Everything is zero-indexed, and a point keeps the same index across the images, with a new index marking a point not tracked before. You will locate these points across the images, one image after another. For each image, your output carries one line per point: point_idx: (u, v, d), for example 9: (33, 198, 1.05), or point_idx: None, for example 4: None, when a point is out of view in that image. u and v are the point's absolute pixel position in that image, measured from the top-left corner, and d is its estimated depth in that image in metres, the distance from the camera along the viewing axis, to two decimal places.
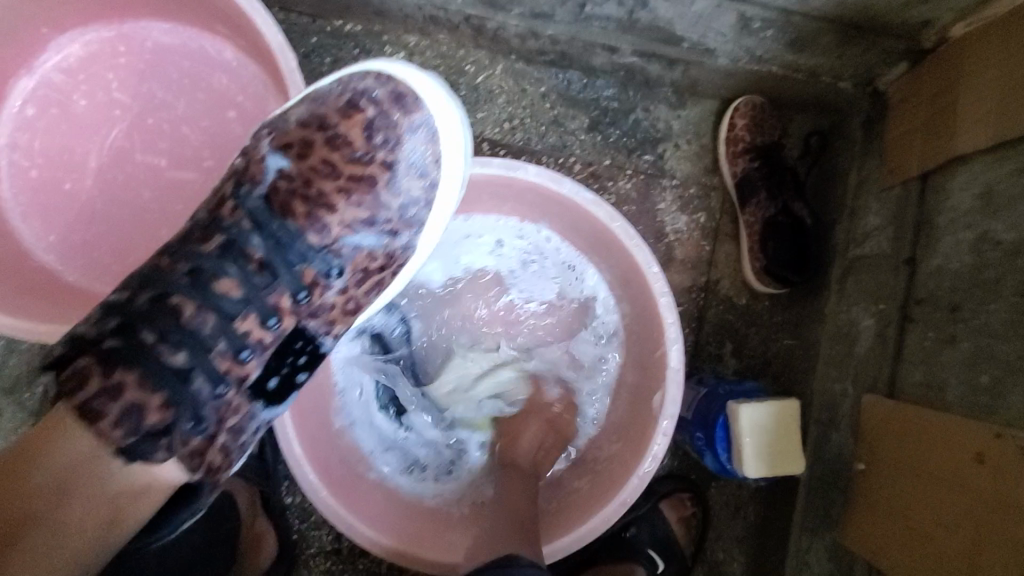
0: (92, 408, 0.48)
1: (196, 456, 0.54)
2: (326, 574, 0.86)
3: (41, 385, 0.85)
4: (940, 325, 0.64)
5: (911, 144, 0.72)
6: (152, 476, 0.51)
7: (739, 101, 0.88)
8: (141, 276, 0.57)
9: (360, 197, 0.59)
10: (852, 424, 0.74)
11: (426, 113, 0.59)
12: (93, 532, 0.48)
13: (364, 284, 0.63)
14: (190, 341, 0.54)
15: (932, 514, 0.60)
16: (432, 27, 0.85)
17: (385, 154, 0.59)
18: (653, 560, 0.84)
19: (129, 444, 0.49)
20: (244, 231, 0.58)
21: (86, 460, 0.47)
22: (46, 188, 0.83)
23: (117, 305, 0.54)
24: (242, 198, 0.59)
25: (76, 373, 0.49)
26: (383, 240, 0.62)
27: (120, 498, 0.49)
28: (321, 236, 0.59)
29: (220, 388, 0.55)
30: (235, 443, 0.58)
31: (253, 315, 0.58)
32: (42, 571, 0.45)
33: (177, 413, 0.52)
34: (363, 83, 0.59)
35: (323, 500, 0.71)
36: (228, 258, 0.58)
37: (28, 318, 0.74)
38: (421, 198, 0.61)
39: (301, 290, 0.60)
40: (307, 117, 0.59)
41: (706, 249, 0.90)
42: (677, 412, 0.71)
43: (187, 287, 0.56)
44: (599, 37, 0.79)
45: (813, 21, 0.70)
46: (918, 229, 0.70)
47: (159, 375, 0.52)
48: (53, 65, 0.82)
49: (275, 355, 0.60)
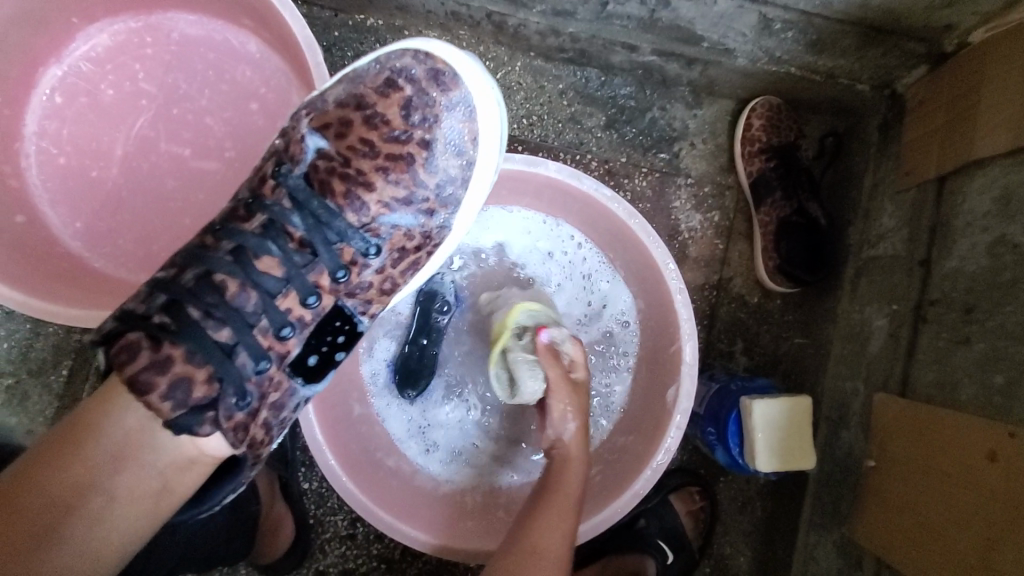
0: (141, 381, 0.51)
1: (240, 431, 0.56)
2: (341, 558, 0.88)
3: (66, 369, 0.87)
4: (953, 326, 0.65)
5: (929, 147, 0.73)
6: (199, 448, 0.54)
7: (756, 102, 0.88)
8: (186, 253, 0.59)
9: (398, 176, 0.61)
10: (863, 424, 0.75)
11: (464, 91, 0.60)
12: (144, 500, 0.51)
13: (400, 264, 0.65)
14: (233, 318, 0.57)
15: (947, 514, 0.61)
16: (454, 23, 0.85)
17: (422, 132, 0.60)
18: (662, 550, 0.85)
19: (177, 417, 0.52)
20: (285, 210, 0.60)
21: (138, 430, 0.51)
22: (74, 175, 0.84)
23: (165, 282, 0.57)
24: (283, 176, 0.60)
25: (130, 347, 0.52)
26: (420, 219, 0.64)
27: (168, 468, 0.52)
28: (360, 215, 0.61)
29: (261, 364, 0.58)
30: (276, 419, 0.61)
31: (293, 293, 0.60)
32: (99, 535, 0.48)
33: (221, 387, 0.55)
34: (400, 62, 0.61)
35: (342, 484, 0.73)
36: (270, 238, 0.60)
37: (59, 303, 0.76)
38: (457, 176, 0.63)
39: (340, 269, 0.61)
40: (345, 98, 0.61)
41: (719, 248, 0.91)
42: (689, 407, 0.73)
43: (230, 265, 0.58)
44: (619, 36, 0.80)
45: (836, 23, 0.71)
46: (933, 231, 0.71)
47: (204, 350, 0.54)
48: (81, 55, 0.83)
49: (315, 333, 0.62)
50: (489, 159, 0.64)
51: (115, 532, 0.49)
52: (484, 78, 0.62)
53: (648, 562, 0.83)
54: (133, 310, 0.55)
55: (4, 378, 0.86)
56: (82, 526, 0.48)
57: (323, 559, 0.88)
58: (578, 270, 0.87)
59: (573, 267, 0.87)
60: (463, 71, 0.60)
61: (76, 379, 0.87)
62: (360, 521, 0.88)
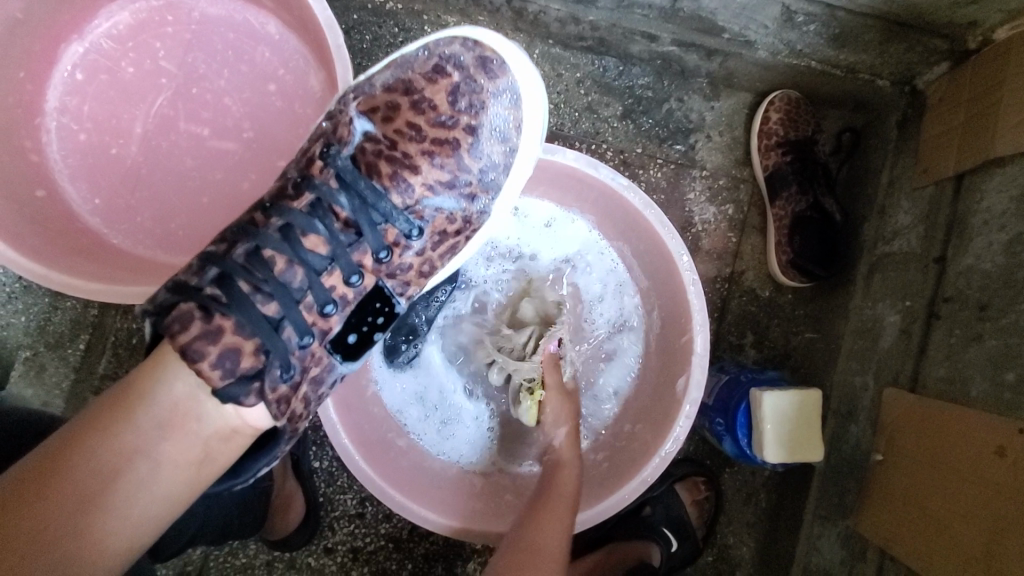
0: (194, 350, 0.52)
1: (282, 403, 0.57)
2: (350, 536, 0.90)
3: (84, 343, 0.88)
4: (966, 323, 0.66)
5: (948, 145, 0.73)
6: (242, 418, 0.55)
7: (775, 95, 0.88)
8: (237, 227, 0.60)
9: (443, 160, 0.62)
10: (871, 417, 0.76)
11: (511, 79, 0.62)
12: (186, 469, 0.52)
13: (440, 247, 0.66)
14: (281, 293, 0.57)
15: (951, 505, 0.62)
16: (473, 9, 0.85)
17: (469, 118, 0.62)
18: (668, 539, 0.85)
19: (225, 386, 0.53)
20: (332, 189, 0.61)
21: (187, 399, 0.52)
22: (95, 152, 0.85)
23: (216, 256, 0.58)
24: (332, 156, 0.61)
25: (183, 317, 0.53)
26: (462, 204, 0.65)
27: (211, 438, 0.53)
28: (404, 197, 0.62)
29: (306, 339, 0.58)
30: (315, 393, 0.62)
31: (338, 272, 0.60)
32: (145, 498, 0.50)
33: (267, 359, 0.56)
34: (449, 49, 0.62)
35: (356, 464, 0.75)
36: (316, 216, 0.60)
37: (83, 276, 0.77)
38: (500, 162, 0.65)
39: (383, 249, 0.62)
40: (393, 83, 0.62)
41: (732, 241, 0.91)
42: (699, 397, 0.74)
43: (279, 241, 0.59)
44: (640, 25, 0.80)
45: (858, 17, 0.72)
46: (950, 229, 0.71)
47: (253, 322, 0.55)
48: (103, 32, 0.84)
49: (356, 312, 0.63)
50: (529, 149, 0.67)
51: (158, 495, 0.50)
52: (526, 64, 0.64)
53: (653, 550, 0.84)
54: (185, 282, 0.56)
55: (22, 351, 0.87)
56: (126, 490, 0.49)
57: (332, 537, 0.90)
58: (593, 271, 0.87)
59: (588, 267, 0.88)
60: (510, 60, 0.62)
61: (92, 353, 0.89)
62: (369, 500, 0.90)
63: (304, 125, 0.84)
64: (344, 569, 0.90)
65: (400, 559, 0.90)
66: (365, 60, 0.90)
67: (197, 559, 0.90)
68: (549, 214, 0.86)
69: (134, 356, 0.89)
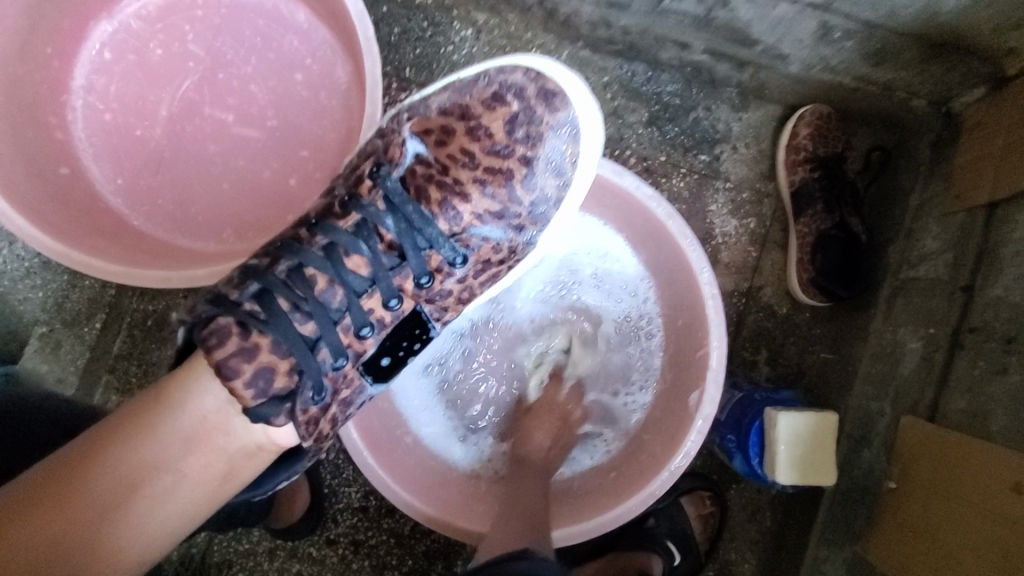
0: (229, 367, 0.51)
1: (311, 424, 0.57)
2: (352, 529, 0.90)
3: (100, 321, 0.89)
4: (991, 355, 0.64)
5: (982, 171, 0.72)
6: (268, 437, 0.55)
7: (805, 109, 0.86)
8: (280, 243, 0.60)
9: (495, 190, 0.61)
10: (886, 444, 0.75)
11: (571, 113, 0.61)
12: (209, 482, 0.52)
13: (481, 275, 0.66)
14: (320, 313, 0.57)
15: (960, 537, 0.62)
16: (504, 6, 0.84)
17: (524, 149, 0.61)
18: (670, 551, 0.85)
19: (257, 405, 0.53)
20: (380, 211, 0.60)
21: (215, 414, 0.52)
22: (119, 132, 0.85)
23: (257, 270, 0.58)
24: (382, 177, 0.60)
25: (220, 332, 0.53)
26: (509, 234, 0.64)
27: (236, 454, 0.53)
28: (451, 224, 0.62)
29: (340, 360, 0.58)
30: (343, 414, 0.62)
31: (377, 295, 0.60)
32: (168, 507, 0.50)
33: (300, 380, 0.55)
34: (510, 77, 0.61)
35: (363, 457, 0.75)
36: (361, 237, 0.60)
37: (104, 260, 0.76)
38: (551, 196, 0.64)
39: (425, 275, 0.62)
40: (449, 106, 0.62)
41: (752, 255, 0.90)
42: (712, 413, 0.74)
43: (321, 261, 0.59)
44: (673, 31, 0.79)
45: (899, 36, 0.69)
46: (979, 258, 0.69)
47: (290, 341, 0.55)
48: (133, 12, 0.84)
49: (391, 335, 0.63)
50: (582, 184, 0.66)
51: (181, 507, 0.51)
52: (591, 99, 0.63)
53: (655, 560, 0.83)
54: (226, 295, 0.56)
55: (39, 326, 0.89)
56: (149, 501, 0.49)
57: (335, 530, 0.90)
58: (622, 289, 0.86)
59: (617, 284, 0.86)
60: (573, 93, 0.61)
61: (107, 332, 0.89)
62: (374, 494, 0.90)
63: (329, 118, 0.85)
64: (345, 561, 0.90)
65: (401, 555, 0.90)
66: (392, 54, 0.89)
67: (200, 543, 0.90)
68: (598, 234, 0.85)
69: (147, 338, 0.90)
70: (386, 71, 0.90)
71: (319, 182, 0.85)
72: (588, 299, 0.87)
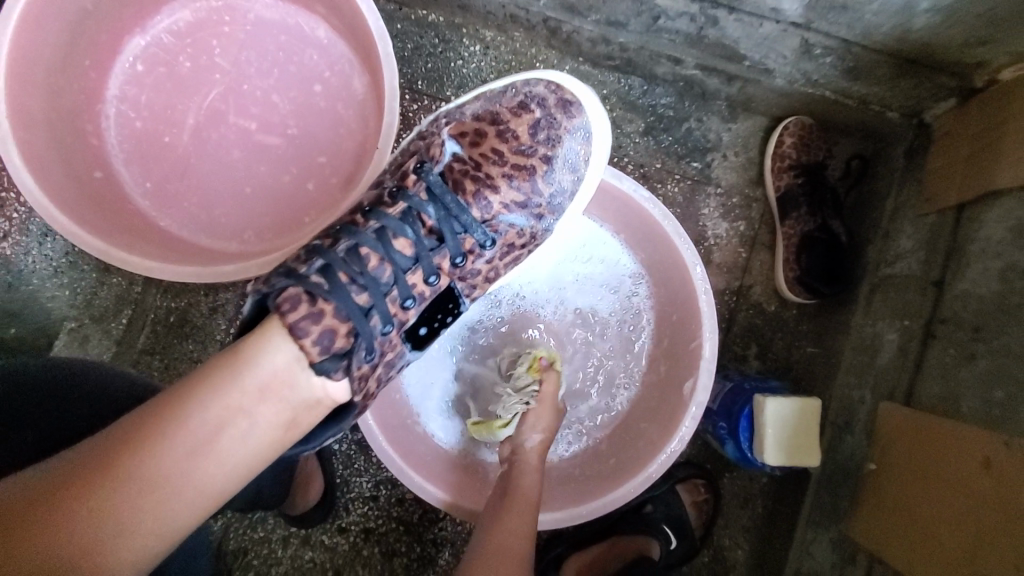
0: (300, 327, 0.54)
1: (362, 381, 0.61)
2: (363, 517, 0.94)
3: (126, 316, 0.94)
4: (961, 343, 0.69)
5: (951, 176, 0.77)
6: (327, 391, 0.56)
7: (789, 120, 0.93)
8: (338, 227, 0.65)
9: (520, 183, 0.69)
10: (867, 430, 0.80)
11: (585, 120, 0.71)
12: (275, 432, 0.53)
13: (506, 258, 0.73)
14: (373, 285, 0.61)
15: (934, 512, 0.66)
16: (510, 25, 0.91)
17: (545, 149, 0.69)
18: (668, 537, 0.89)
19: (321, 360, 0.55)
20: (422, 200, 0.66)
21: (285, 368, 0.53)
22: (148, 139, 0.91)
23: (320, 248, 0.62)
24: (425, 171, 0.66)
25: (291, 299, 0.56)
26: (530, 221, 0.71)
27: (300, 406, 0.55)
28: (483, 212, 0.68)
29: (388, 327, 0.62)
30: (386, 375, 0.66)
31: (419, 272, 0.65)
32: (237, 452, 0.51)
33: (355, 341, 0.59)
34: (534, 90, 0.70)
35: (377, 440, 0.80)
36: (407, 223, 0.66)
37: (141, 256, 0.81)
38: (567, 189, 0.72)
39: (460, 255, 0.67)
40: (482, 113, 0.69)
41: (742, 256, 0.96)
42: (705, 400, 0.79)
43: (374, 240, 0.63)
44: (667, 48, 0.85)
45: (872, 53, 0.75)
46: (949, 255, 0.75)
47: (349, 308, 0.58)
48: (164, 27, 0.90)
49: (429, 308, 0.68)
50: (594, 181, 0.74)
51: (249, 453, 0.52)
52: (600, 110, 0.72)
53: (653, 544, 0.89)
54: (295, 269, 0.59)
55: (69, 321, 0.94)
56: (221, 446, 0.50)
57: (346, 518, 0.94)
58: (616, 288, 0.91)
59: (614, 285, 0.91)
60: (586, 103, 0.71)
61: (133, 328, 0.95)
62: (384, 484, 0.95)
63: (346, 127, 0.91)
64: (356, 549, 0.94)
65: (409, 542, 0.94)
66: (405, 68, 0.96)
67: (218, 531, 0.95)
68: (599, 237, 0.91)
69: (170, 333, 0.94)
70: (399, 83, 0.96)
71: (336, 187, 0.90)
72: (588, 299, 0.92)
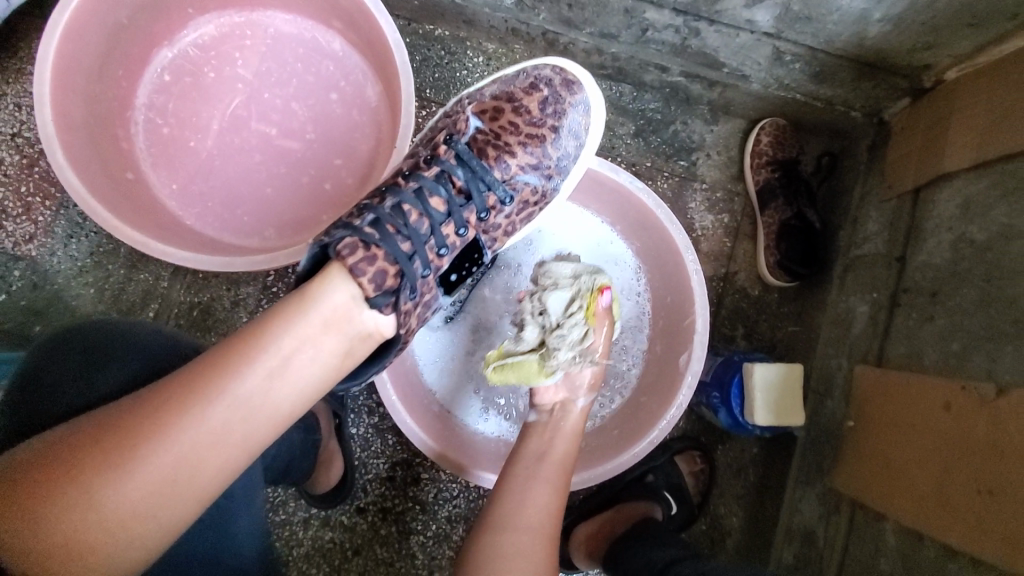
0: (358, 267, 0.61)
1: (405, 317, 0.67)
2: (381, 497, 0.99)
3: (152, 310, 0.99)
4: (921, 307, 0.78)
5: (908, 163, 0.87)
6: (377, 326, 0.62)
7: (765, 122, 1.03)
8: (383, 188, 0.73)
9: (533, 149, 0.77)
10: (845, 393, 0.88)
11: (585, 94, 0.80)
12: (334, 362, 0.58)
13: (522, 215, 0.81)
14: (416, 235, 0.68)
15: (903, 455, 0.74)
16: (512, 38, 0.99)
17: (553, 121, 0.78)
18: (669, 502, 0.95)
19: (376, 296, 0.61)
20: (453, 164, 0.73)
21: (343, 305, 0.59)
22: (174, 143, 0.97)
23: (371, 206, 0.69)
24: (454, 141, 0.75)
25: (349, 245, 0.62)
26: (541, 181, 0.80)
27: (356, 340, 0.60)
28: (503, 173, 0.76)
29: (427, 271, 0.70)
30: (423, 315, 0.73)
31: (452, 224, 0.73)
32: (303, 378, 0.56)
33: (401, 281, 0.65)
34: (541, 72, 0.79)
35: (397, 409, 0.86)
36: (440, 182, 0.73)
37: (176, 246, 0.87)
38: (572, 154, 0.81)
39: (484, 210, 0.75)
40: (499, 93, 0.78)
41: (727, 245, 1.05)
42: (700, 368, 0.86)
43: (414, 198, 0.70)
44: (654, 57, 0.95)
45: (835, 58, 0.85)
46: (909, 233, 0.84)
47: (398, 252, 0.65)
48: (190, 41, 0.97)
49: (459, 256, 0.75)
50: (592, 151, 0.83)
51: (313, 378, 0.57)
52: (597, 91, 0.82)
53: (655, 509, 0.93)
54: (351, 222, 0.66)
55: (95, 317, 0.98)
56: (290, 371, 0.55)
57: (364, 498, 0.99)
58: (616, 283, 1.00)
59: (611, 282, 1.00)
60: (585, 82, 0.80)
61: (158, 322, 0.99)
62: (400, 465, 1.00)
63: (361, 130, 0.98)
64: (374, 528, 0.99)
65: (425, 520, 0.99)
66: (414, 77, 1.04)
67: None
68: (597, 232, 1.00)
69: (193, 326, 1.00)
70: None
71: (353, 186, 0.97)
72: None
